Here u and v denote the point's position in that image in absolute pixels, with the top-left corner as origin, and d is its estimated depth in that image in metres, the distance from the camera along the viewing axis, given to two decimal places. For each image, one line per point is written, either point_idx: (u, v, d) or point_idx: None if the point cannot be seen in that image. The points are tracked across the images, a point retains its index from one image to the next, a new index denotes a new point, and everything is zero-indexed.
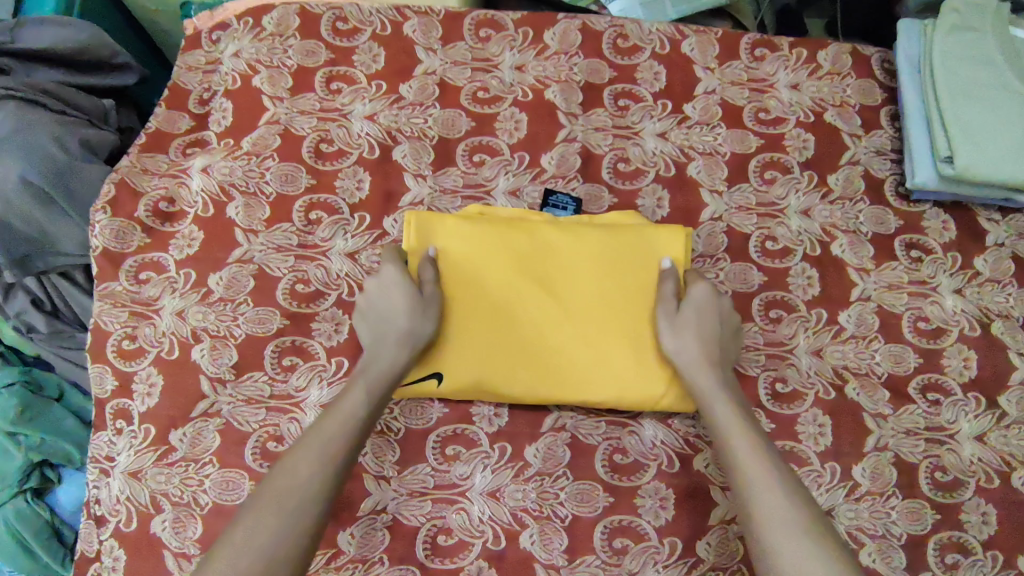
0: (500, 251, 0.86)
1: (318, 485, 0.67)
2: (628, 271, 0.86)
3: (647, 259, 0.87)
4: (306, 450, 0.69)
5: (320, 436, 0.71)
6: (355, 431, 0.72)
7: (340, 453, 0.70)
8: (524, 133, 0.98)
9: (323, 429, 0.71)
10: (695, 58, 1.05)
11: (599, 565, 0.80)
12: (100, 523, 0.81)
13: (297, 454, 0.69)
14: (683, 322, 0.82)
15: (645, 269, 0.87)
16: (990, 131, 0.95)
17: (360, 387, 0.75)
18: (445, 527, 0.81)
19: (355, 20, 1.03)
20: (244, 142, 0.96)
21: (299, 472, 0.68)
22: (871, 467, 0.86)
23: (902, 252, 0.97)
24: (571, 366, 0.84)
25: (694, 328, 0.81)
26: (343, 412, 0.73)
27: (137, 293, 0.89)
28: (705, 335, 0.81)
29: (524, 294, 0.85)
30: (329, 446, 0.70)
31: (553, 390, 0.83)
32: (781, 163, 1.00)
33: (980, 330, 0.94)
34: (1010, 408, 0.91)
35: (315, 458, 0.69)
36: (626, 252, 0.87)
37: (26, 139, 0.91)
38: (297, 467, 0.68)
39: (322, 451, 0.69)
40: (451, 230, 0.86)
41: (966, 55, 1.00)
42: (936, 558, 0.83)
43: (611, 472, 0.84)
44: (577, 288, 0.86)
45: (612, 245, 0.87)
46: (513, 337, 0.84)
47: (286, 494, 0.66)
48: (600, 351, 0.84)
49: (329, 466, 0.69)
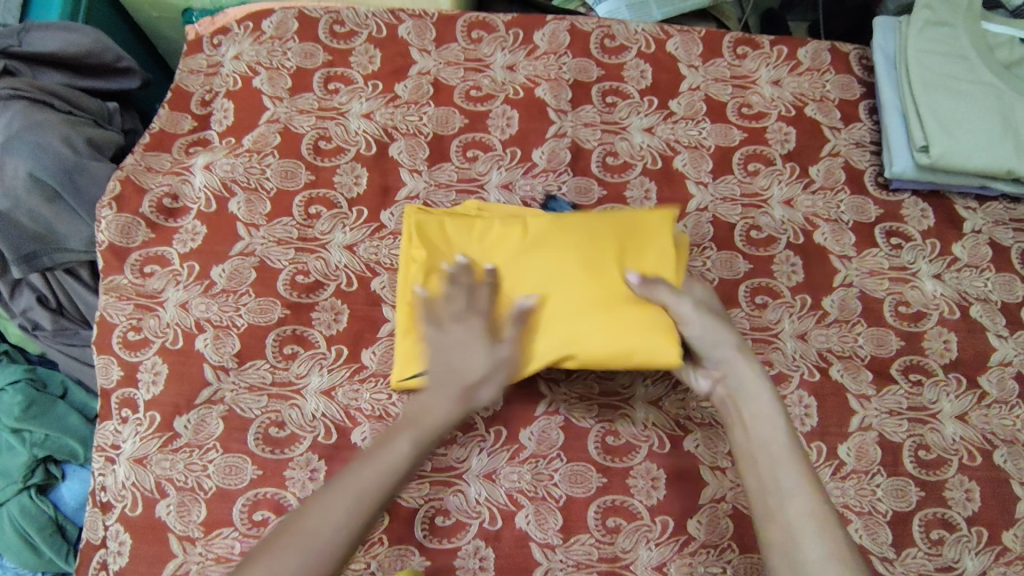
0: (494, 237, 0.87)
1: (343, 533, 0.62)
2: (613, 246, 0.84)
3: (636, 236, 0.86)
4: (336, 499, 0.64)
5: (353, 482, 0.65)
6: (391, 486, 0.66)
7: (374, 502, 0.65)
8: (515, 129, 1.01)
9: (359, 480, 0.65)
10: (680, 56, 1.09)
11: (593, 543, 0.82)
12: (106, 510, 0.83)
13: (324, 504, 0.63)
14: (699, 325, 0.79)
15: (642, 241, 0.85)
16: (962, 123, 0.99)
17: (408, 437, 0.69)
18: (443, 509, 0.83)
19: (352, 24, 1.07)
20: (246, 140, 1.00)
21: (324, 523, 0.62)
22: (856, 447, 0.88)
23: (883, 240, 1.00)
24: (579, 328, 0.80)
25: (717, 325, 0.80)
26: (388, 458, 0.67)
27: (142, 286, 0.91)
28: (724, 330, 0.79)
29: (524, 271, 0.84)
30: (366, 494, 0.64)
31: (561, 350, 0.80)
32: (764, 155, 1.03)
33: (960, 313, 0.97)
34: (991, 388, 0.93)
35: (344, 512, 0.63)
36: (621, 227, 0.85)
37: (35, 136, 0.94)
38: (322, 519, 0.62)
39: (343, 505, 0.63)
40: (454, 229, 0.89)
41: (940, 50, 1.04)
42: (922, 534, 0.85)
43: (604, 453, 0.86)
44: (569, 259, 0.83)
45: (604, 222, 0.86)
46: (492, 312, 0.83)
47: (311, 536, 0.62)
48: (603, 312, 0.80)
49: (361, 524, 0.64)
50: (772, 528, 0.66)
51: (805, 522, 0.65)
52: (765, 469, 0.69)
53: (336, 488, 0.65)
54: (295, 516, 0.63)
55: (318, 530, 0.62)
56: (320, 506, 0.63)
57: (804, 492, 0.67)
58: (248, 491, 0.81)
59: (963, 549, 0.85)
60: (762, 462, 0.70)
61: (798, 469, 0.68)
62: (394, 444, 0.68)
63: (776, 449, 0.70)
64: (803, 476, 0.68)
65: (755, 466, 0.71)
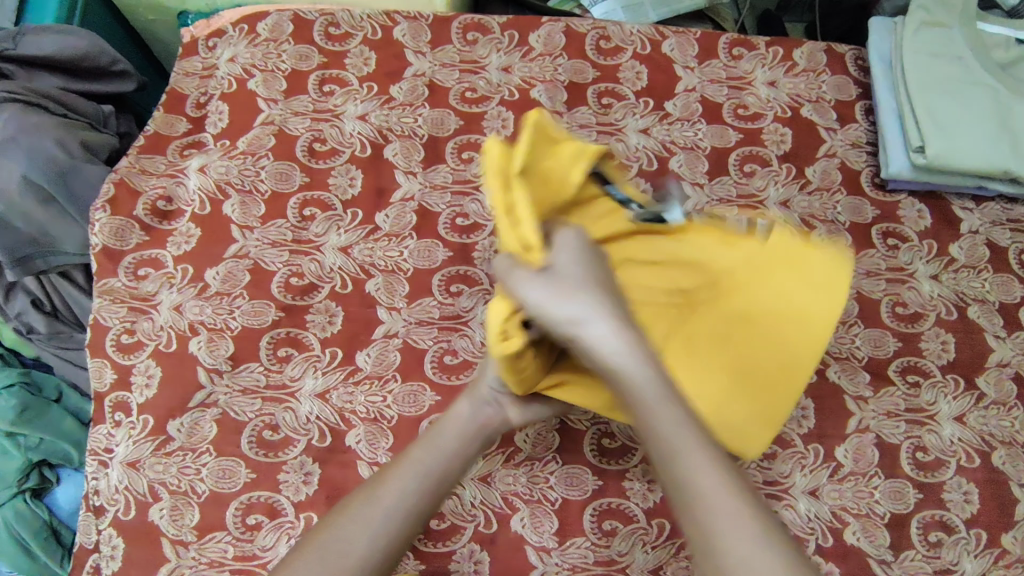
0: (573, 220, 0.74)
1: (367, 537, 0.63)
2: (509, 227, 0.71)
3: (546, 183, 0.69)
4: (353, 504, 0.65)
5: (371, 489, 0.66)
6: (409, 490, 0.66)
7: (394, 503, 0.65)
8: (511, 131, 1.01)
9: (382, 492, 0.66)
10: (675, 57, 1.09)
11: (589, 546, 0.81)
12: (98, 514, 0.83)
13: (349, 518, 0.63)
14: (541, 300, 0.60)
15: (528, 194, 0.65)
16: (958, 123, 0.99)
17: (422, 446, 0.70)
18: (437, 512, 0.82)
19: (347, 26, 1.07)
20: (240, 142, 0.99)
21: (347, 528, 0.63)
22: (853, 449, 0.88)
23: (879, 241, 1.00)
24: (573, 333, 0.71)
25: (561, 291, 0.59)
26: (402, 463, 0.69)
27: (136, 289, 0.91)
28: (573, 296, 0.59)
29: None
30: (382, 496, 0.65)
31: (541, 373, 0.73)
32: (760, 156, 1.03)
33: (957, 314, 0.96)
34: (989, 389, 0.93)
35: (372, 526, 0.63)
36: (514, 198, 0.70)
37: (29, 139, 0.94)
38: (350, 535, 0.62)
39: (370, 518, 0.64)
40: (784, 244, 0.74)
41: (934, 51, 1.04)
42: (920, 537, 0.84)
43: (600, 456, 0.86)
44: None
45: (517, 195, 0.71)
46: None
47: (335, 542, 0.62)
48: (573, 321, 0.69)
49: (389, 536, 0.64)
50: (694, 540, 0.52)
51: (728, 524, 0.51)
52: (667, 471, 0.55)
53: (361, 503, 0.65)
54: (320, 536, 0.62)
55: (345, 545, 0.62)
56: (348, 522, 0.63)
57: (713, 480, 0.53)
58: (242, 494, 0.81)
59: (962, 551, 0.84)
60: (662, 460, 0.55)
61: (701, 453, 0.54)
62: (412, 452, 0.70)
63: (672, 440, 0.55)
64: (710, 462, 0.53)
65: (659, 465, 0.56)
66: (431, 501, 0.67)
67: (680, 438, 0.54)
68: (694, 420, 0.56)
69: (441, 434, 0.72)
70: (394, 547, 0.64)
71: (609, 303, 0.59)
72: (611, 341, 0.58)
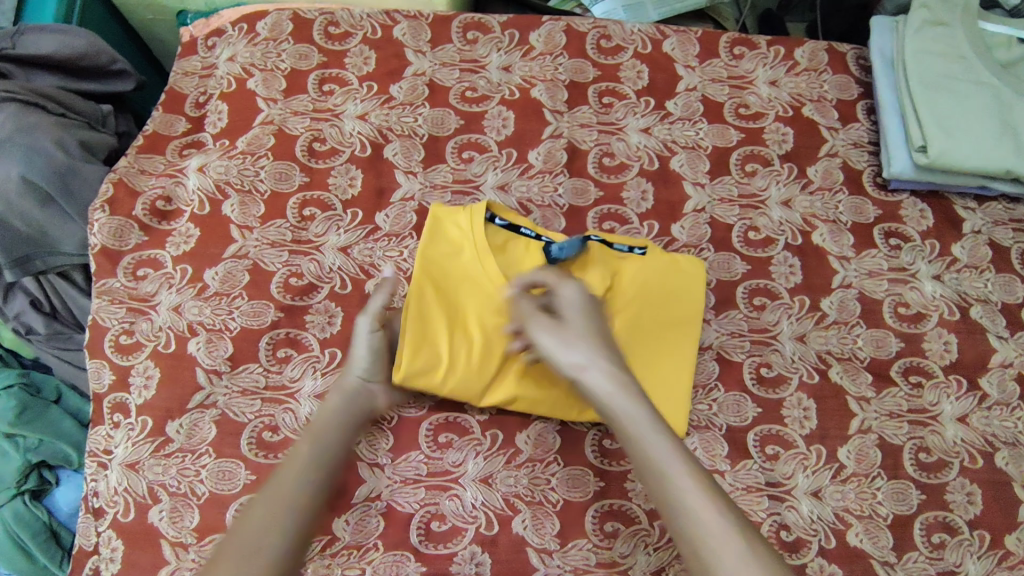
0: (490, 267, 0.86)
1: (276, 525, 0.65)
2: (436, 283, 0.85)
3: (453, 247, 0.87)
4: (260, 502, 0.67)
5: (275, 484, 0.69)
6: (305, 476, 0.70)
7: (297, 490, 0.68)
8: (511, 130, 1.01)
9: (276, 491, 0.68)
10: (676, 56, 1.08)
11: (591, 548, 0.81)
12: (98, 516, 0.82)
13: (253, 515, 0.65)
14: (552, 346, 0.75)
15: (431, 267, 0.85)
16: (960, 122, 0.99)
17: (309, 439, 0.73)
18: (438, 514, 0.82)
19: (346, 25, 1.07)
20: (240, 142, 0.99)
21: (255, 525, 0.65)
22: (856, 449, 0.87)
23: (881, 240, 1.00)
24: (498, 350, 0.84)
25: (567, 341, 0.75)
26: (292, 458, 0.71)
27: (134, 289, 0.91)
28: (575, 347, 0.74)
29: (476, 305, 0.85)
30: (282, 487, 0.68)
31: (485, 382, 0.83)
32: (762, 155, 1.03)
33: (959, 314, 0.96)
34: (991, 390, 0.92)
35: (276, 528, 0.65)
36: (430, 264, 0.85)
37: (27, 139, 0.94)
38: (260, 529, 0.64)
39: (274, 521, 0.65)
40: (659, 261, 0.90)
41: (937, 50, 1.04)
42: (923, 538, 0.84)
43: (601, 457, 0.86)
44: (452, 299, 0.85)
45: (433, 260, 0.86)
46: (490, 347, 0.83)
47: (247, 539, 0.63)
48: (490, 345, 0.83)
49: (297, 518, 0.66)
50: (686, 545, 0.62)
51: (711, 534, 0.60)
52: (658, 489, 0.64)
53: (257, 512, 0.66)
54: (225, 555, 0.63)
55: (255, 552, 0.63)
56: (255, 519, 0.65)
57: (696, 496, 0.62)
58: (241, 496, 0.80)
59: (965, 553, 0.84)
60: (653, 481, 0.65)
61: (684, 471, 0.64)
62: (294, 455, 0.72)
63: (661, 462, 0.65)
64: (690, 479, 0.64)
65: (650, 486, 0.65)
66: (323, 488, 0.70)
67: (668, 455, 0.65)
68: (677, 445, 0.67)
69: (322, 424, 0.75)
70: (300, 540, 0.66)
71: (603, 350, 0.74)
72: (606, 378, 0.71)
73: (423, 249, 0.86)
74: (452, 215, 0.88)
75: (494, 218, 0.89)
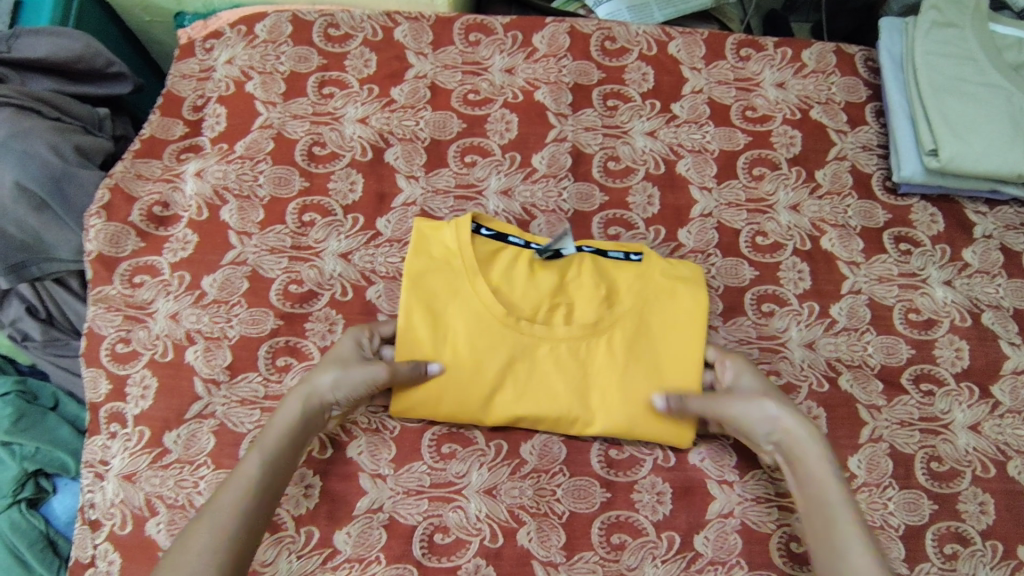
0: (478, 283, 0.84)
1: (220, 549, 0.64)
2: (425, 301, 0.84)
3: (437, 263, 0.85)
4: (209, 522, 0.66)
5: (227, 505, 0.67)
6: (253, 496, 0.69)
7: (245, 510, 0.68)
8: (515, 134, 0.99)
9: (218, 511, 0.67)
10: (682, 58, 1.07)
11: (597, 561, 0.79)
12: (94, 528, 0.80)
13: (197, 536, 0.65)
14: (738, 415, 0.79)
15: (418, 286, 0.84)
16: (971, 126, 0.97)
17: (256, 454, 0.72)
18: (442, 526, 0.80)
19: (347, 27, 1.05)
20: (238, 146, 0.97)
21: (199, 545, 0.64)
22: (867, 459, 0.86)
23: (891, 245, 0.98)
24: (491, 368, 0.82)
25: (757, 399, 0.79)
26: (240, 476, 0.70)
27: (131, 296, 0.89)
28: (767, 401, 0.78)
29: (467, 321, 0.83)
30: (226, 512, 0.67)
31: (482, 401, 0.82)
32: (770, 159, 1.01)
33: (971, 320, 0.94)
34: (1004, 397, 0.90)
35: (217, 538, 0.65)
36: (417, 282, 0.84)
37: (23, 144, 0.91)
38: (200, 550, 0.64)
39: (212, 543, 0.64)
40: (656, 269, 0.87)
41: (947, 52, 1.03)
42: (936, 550, 0.82)
43: (607, 467, 0.84)
44: (447, 318, 0.83)
45: (421, 277, 0.84)
46: (486, 365, 0.82)
47: (188, 561, 0.63)
48: (482, 364, 0.82)
49: (241, 541, 0.66)
50: None
51: None
52: (822, 528, 0.71)
53: (197, 530, 0.65)
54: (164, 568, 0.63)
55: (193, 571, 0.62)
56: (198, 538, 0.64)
57: (862, 552, 0.67)
58: None
59: (977, 564, 0.82)
60: (818, 520, 0.71)
61: (850, 521, 0.70)
62: (242, 465, 0.71)
63: (831, 505, 0.71)
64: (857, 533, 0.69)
65: (816, 527, 0.71)
66: (267, 510, 0.69)
67: (843, 502, 0.71)
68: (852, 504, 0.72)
69: (268, 434, 0.74)
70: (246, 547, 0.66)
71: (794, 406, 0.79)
72: (799, 430, 0.77)
73: (407, 269, 0.84)
74: (437, 231, 0.87)
75: (480, 230, 0.87)
